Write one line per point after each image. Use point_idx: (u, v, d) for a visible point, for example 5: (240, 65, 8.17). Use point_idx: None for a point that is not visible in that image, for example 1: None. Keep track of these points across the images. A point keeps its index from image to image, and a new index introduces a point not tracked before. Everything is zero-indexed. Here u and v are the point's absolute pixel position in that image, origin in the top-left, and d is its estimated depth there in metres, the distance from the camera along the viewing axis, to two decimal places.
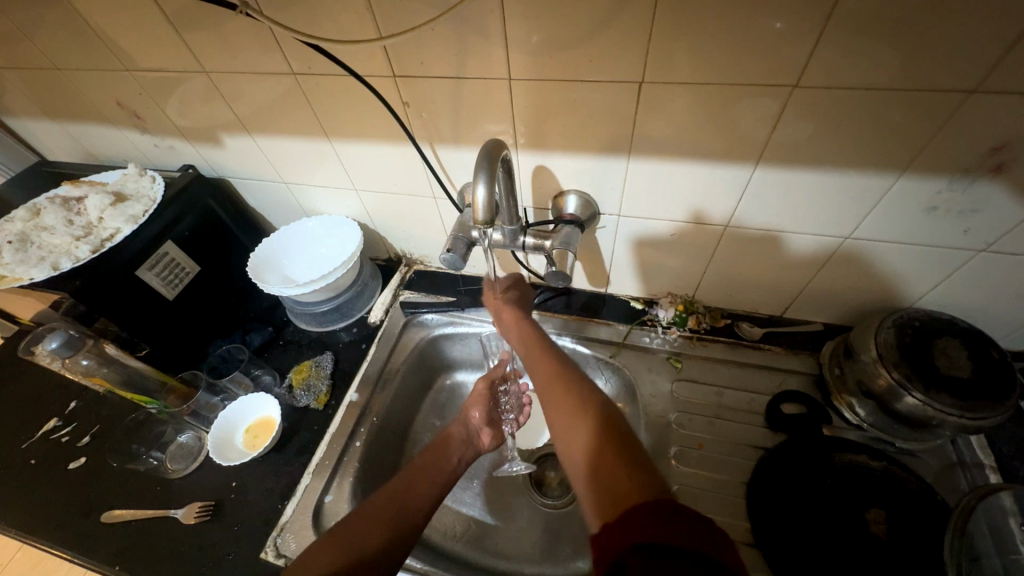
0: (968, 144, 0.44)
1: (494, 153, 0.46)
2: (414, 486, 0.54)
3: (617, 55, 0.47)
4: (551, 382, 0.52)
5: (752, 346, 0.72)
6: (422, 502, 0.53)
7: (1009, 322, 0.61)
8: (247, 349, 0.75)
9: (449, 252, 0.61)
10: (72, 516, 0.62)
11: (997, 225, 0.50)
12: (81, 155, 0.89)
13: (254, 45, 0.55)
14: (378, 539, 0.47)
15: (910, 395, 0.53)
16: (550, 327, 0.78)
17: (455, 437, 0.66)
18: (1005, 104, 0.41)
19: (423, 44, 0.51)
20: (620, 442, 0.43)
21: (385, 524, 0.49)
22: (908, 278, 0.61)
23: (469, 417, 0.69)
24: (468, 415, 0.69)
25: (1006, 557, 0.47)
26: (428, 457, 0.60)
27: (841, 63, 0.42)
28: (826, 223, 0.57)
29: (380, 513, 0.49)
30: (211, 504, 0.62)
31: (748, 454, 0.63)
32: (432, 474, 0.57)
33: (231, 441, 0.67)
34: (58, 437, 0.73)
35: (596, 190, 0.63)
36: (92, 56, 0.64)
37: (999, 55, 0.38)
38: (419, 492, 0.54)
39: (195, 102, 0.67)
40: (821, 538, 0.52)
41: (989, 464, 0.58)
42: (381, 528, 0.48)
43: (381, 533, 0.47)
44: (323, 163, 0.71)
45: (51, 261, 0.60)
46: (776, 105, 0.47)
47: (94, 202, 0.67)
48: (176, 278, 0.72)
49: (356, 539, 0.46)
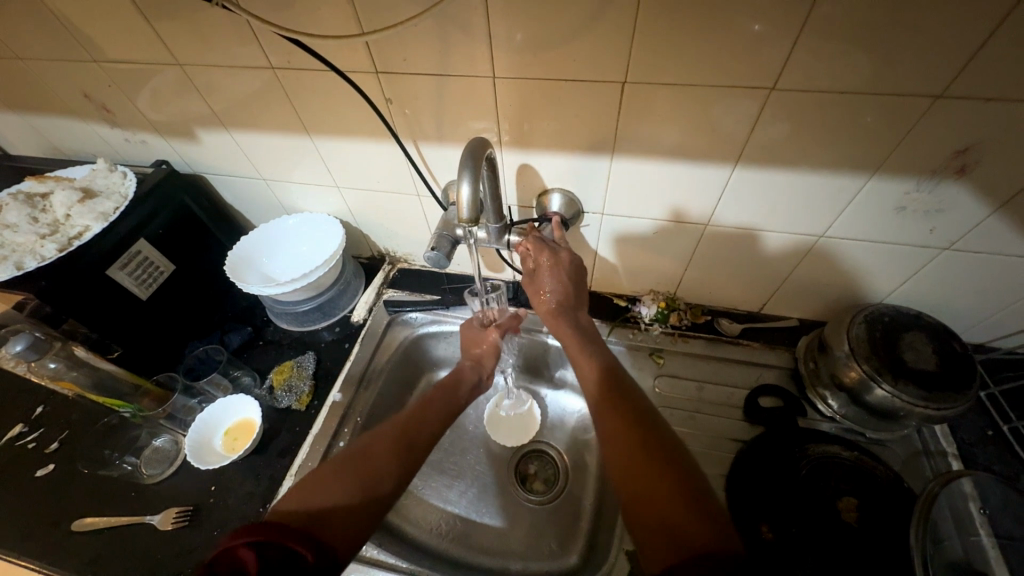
0: (935, 147, 0.46)
1: (479, 151, 0.45)
2: (413, 425, 0.56)
3: (600, 56, 0.47)
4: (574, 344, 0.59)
5: (731, 342, 0.74)
6: (420, 438, 0.55)
7: (972, 317, 0.64)
8: (225, 350, 0.74)
9: (434, 250, 0.60)
10: (41, 525, 0.60)
11: (961, 224, 0.53)
12: (46, 149, 0.86)
13: (231, 37, 0.54)
14: (386, 485, 0.49)
15: (880, 387, 0.56)
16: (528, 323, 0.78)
17: (466, 381, 0.66)
18: (968, 109, 0.43)
19: (406, 40, 0.50)
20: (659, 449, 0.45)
21: (386, 460, 0.50)
22: (878, 275, 0.63)
23: (485, 366, 0.69)
24: (484, 362, 0.69)
25: (967, 540, 0.51)
26: (429, 399, 0.61)
27: (817, 67, 0.43)
28: (801, 221, 0.58)
29: (379, 454, 0.51)
30: (189, 508, 0.60)
31: (727, 447, 0.64)
32: (430, 413, 0.58)
33: (209, 444, 0.66)
34: (23, 443, 0.70)
35: (580, 189, 0.63)
36: (57, 45, 0.62)
37: (964, 62, 0.40)
38: (411, 429, 0.55)
39: (168, 96, 0.65)
40: (797, 526, 0.54)
41: (952, 451, 0.61)
42: (387, 465, 0.50)
43: (387, 473, 0.49)
44: (304, 160, 0.70)
45: (15, 261, 0.57)
46: (754, 107, 0.48)
47: (61, 199, 0.65)
48: (150, 278, 0.70)
49: (364, 480, 0.48)
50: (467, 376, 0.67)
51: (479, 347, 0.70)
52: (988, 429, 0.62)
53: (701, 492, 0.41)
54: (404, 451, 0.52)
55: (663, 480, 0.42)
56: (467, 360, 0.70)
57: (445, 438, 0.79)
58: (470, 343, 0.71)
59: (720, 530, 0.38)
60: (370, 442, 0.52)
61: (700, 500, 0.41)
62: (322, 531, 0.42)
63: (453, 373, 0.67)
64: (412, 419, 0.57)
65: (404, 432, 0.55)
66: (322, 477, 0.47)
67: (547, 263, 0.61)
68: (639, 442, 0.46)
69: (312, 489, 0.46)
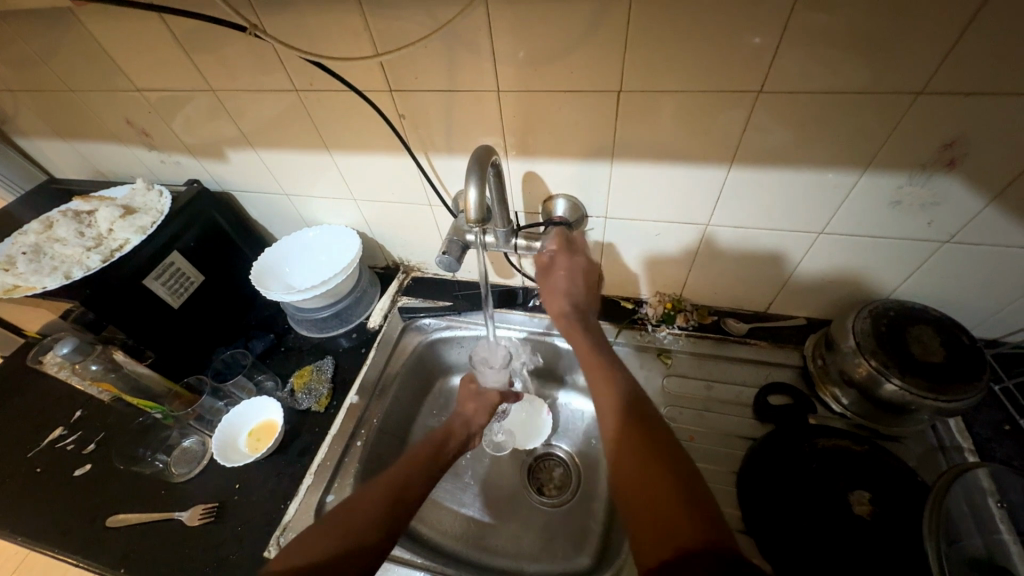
0: (922, 141, 0.48)
1: (484, 157, 0.49)
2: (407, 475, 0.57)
3: (595, 66, 0.50)
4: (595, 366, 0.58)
5: (739, 341, 0.75)
6: (409, 482, 0.57)
7: (978, 310, 0.65)
8: (250, 354, 0.78)
9: (445, 254, 0.63)
10: (78, 521, 0.64)
11: (958, 216, 0.54)
12: (90, 172, 0.93)
13: (259, 65, 0.59)
14: (370, 537, 0.49)
15: (889, 381, 0.56)
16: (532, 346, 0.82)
17: (455, 437, 0.67)
18: (949, 105, 0.45)
19: (417, 61, 0.55)
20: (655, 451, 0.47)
21: (372, 511, 0.52)
22: (881, 271, 0.64)
23: (473, 422, 0.71)
24: (472, 419, 0.71)
25: (987, 538, 0.49)
26: (419, 455, 0.61)
27: (801, 69, 0.46)
28: (801, 218, 0.60)
29: (362, 504, 0.52)
30: (215, 505, 0.63)
31: (735, 444, 0.65)
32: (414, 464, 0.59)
33: (234, 444, 0.69)
34: (63, 445, 0.74)
35: (582, 193, 0.66)
36: (106, 77, 0.68)
37: (940, 59, 0.42)
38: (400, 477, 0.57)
39: (201, 119, 0.71)
40: (808, 520, 0.53)
41: (968, 446, 0.60)
42: (373, 512, 0.51)
43: (372, 526, 0.50)
44: (324, 175, 0.74)
45: (64, 271, 0.62)
46: (744, 110, 0.50)
47: (104, 215, 0.71)
48: (181, 287, 0.75)
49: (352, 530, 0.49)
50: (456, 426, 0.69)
51: (472, 404, 0.73)
52: (1005, 424, 0.62)
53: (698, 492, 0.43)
54: (394, 501, 0.53)
55: (659, 484, 0.44)
56: (457, 415, 0.71)
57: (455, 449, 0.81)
58: (465, 399, 0.74)
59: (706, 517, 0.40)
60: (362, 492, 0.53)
61: (694, 495, 0.42)
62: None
63: (443, 427, 0.68)
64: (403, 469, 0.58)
65: (399, 482, 0.56)
66: (316, 531, 0.49)
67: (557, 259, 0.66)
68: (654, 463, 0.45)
69: (303, 542, 0.48)
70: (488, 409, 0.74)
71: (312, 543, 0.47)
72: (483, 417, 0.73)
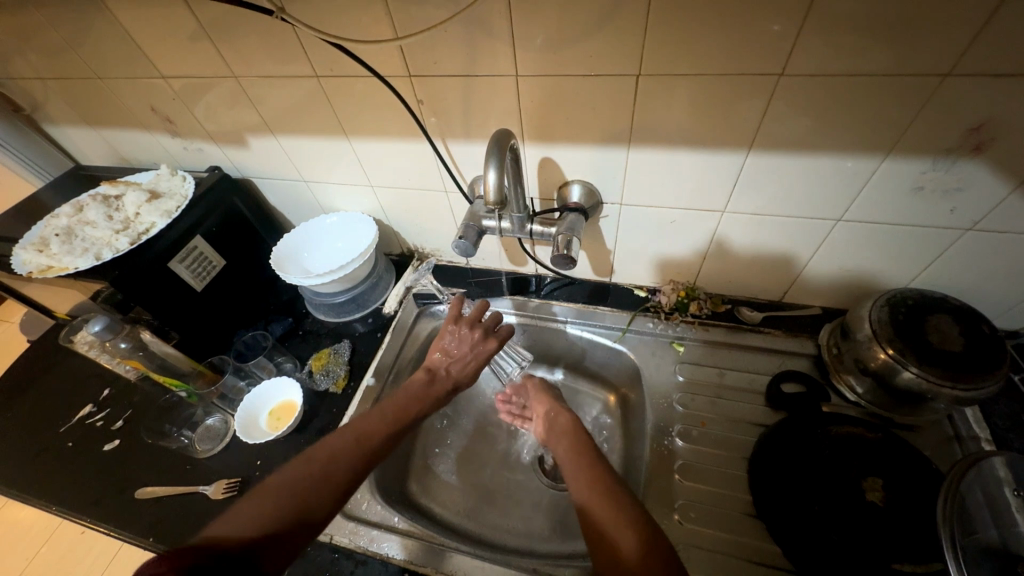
0: (948, 126, 0.48)
1: (503, 141, 0.50)
2: (363, 451, 0.55)
3: (614, 50, 0.50)
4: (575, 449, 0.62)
5: (753, 329, 0.75)
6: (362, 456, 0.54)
7: (1001, 300, 0.64)
8: (270, 336, 0.80)
9: (461, 239, 0.64)
10: (109, 493, 0.67)
11: (983, 203, 0.53)
12: (114, 159, 0.95)
13: (282, 50, 0.60)
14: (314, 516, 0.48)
15: (907, 369, 0.55)
16: (548, 337, 0.84)
17: (441, 390, 0.66)
18: (978, 87, 0.44)
19: (435, 45, 0.55)
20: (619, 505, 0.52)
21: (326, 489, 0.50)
22: (898, 260, 0.63)
23: (460, 384, 0.68)
24: (460, 381, 0.68)
25: (1004, 527, 0.47)
26: (413, 388, 0.64)
27: (826, 52, 0.45)
28: (818, 205, 0.59)
29: (303, 480, 0.50)
30: (238, 480, 0.65)
31: (748, 431, 0.66)
32: (367, 431, 0.56)
33: (255, 421, 0.71)
34: (92, 421, 0.77)
35: (598, 180, 0.66)
36: (133, 65, 0.70)
37: (969, 40, 0.41)
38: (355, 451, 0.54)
39: (223, 106, 0.72)
40: (820, 505, 0.52)
41: (986, 436, 0.60)
42: (321, 488, 0.50)
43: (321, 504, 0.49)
44: (342, 161, 0.76)
45: (94, 252, 0.64)
46: (765, 94, 0.50)
47: (131, 199, 0.73)
48: (204, 270, 0.77)
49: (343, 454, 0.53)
50: (440, 377, 0.67)
51: (466, 362, 0.68)
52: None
53: (654, 538, 0.48)
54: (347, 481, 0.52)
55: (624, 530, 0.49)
56: (449, 369, 0.68)
57: (450, 435, 0.82)
58: (462, 350, 0.69)
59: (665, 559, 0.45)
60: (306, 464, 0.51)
61: (656, 542, 0.47)
62: (257, 559, 0.44)
63: (426, 382, 0.66)
64: (353, 438, 0.55)
65: (360, 457, 0.54)
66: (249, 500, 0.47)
67: (556, 250, 0.63)
68: (641, 533, 0.49)
69: (236, 514, 0.46)
70: (475, 371, 0.69)
71: (246, 517, 0.46)
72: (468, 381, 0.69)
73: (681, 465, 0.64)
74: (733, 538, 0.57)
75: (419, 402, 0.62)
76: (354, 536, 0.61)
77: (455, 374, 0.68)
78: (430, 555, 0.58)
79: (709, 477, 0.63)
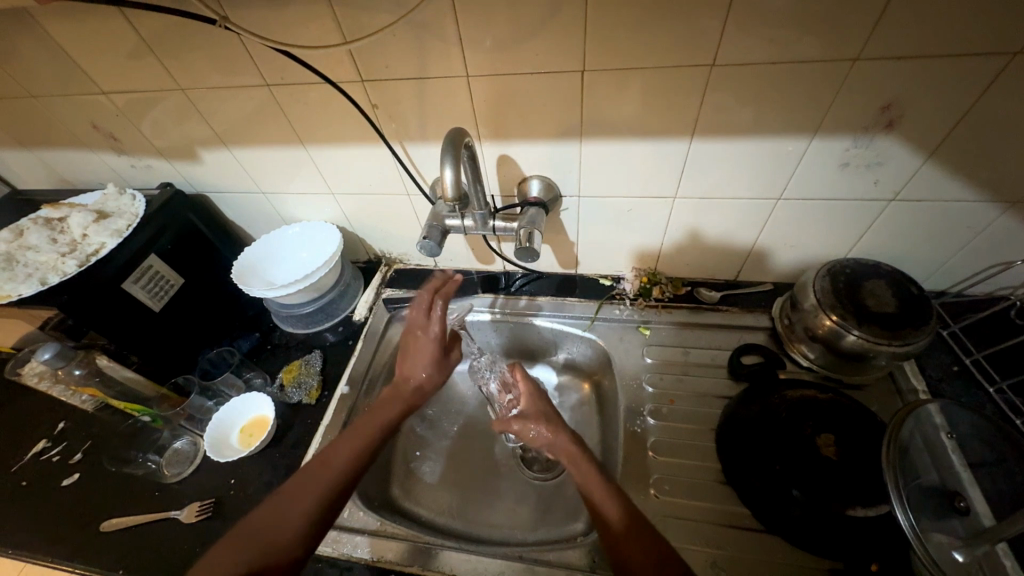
0: (864, 106, 0.52)
1: (458, 139, 0.51)
2: (333, 477, 0.55)
3: (558, 48, 0.53)
4: (572, 453, 0.59)
5: (712, 308, 0.79)
6: (331, 483, 0.55)
7: (927, 263, 0.70)
8: (237, 352, 0.79)
9: (426, 239, 0.64)
10: (72, 529, 0.63)
11: (900, 174, 0.58)
12: (55, 182, 0.91)
13: (229, 60, 0.60)
14: (287, 552, 0.49)
15: (851, 333, 0.60)
16: (523, 334, 0.86)
17: (401, 392, 0.67)
18: (885, 69, 0.49)
19: (385, 50, 0.56)
20: (607, 485, 0.55)
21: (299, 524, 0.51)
22: (836, 233, 0.68)
23: (423, 379, 0.69)
24: (420, 378, 0.69)
25: (943, 472, 0.52)
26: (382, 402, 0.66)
27: (751, 42, 0.49)
28: (761, 185, 0.64)
29: (273, 521, 0.50)
30: (211, 501, 0.63)
31: (713, 403, 0.69)
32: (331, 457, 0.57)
33: (226, 440, 0.70)
34: (48, 457, 0.73)
35: (555, 174, 0.68)
36: (70, 82, 0.67)
37: (872, 27, 0.46)
38: (321, 480, 0.55)
39: (171, 120, 0.70)
40: (781, 464, 0.55)
41: (923, 388, 0.65)
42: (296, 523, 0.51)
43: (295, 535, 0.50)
44: (300, 170, 0.75)
45: (40, 277, 0.61)
46: (700, 83, 0.53)
47: (77, 220, 0.70)
48: (161, 290, 0.74)
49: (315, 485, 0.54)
50: (401, 386, 0.68)
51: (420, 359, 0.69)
52: (954, 365, 0.67)
53: (636, 513, 0.52)
54: (319, 509, 0.53)
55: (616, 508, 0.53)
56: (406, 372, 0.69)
57: (432, 437, 0.82)
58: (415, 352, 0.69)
59: (651, 531, 0.51)
60: (275, 501, 0.52)
61: (637, 517, 0.52)
62: None
63: (392, 392, 0.67)
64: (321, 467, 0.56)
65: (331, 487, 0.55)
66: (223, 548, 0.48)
67: (520, 244, 0.65)
68: (622, 505, 0.53)
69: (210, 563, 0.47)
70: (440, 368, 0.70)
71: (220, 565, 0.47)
72: (428, 373, 0.69)
73: (654, 442, 0.67)
74: (707, 505, 0.61)
75: (387, 414, 0.64)
76: (337, 544, 0.60)
77: (413, 376, 0.69)
78: (415, 554, 0.58)
79: (681, 450, 0.66)
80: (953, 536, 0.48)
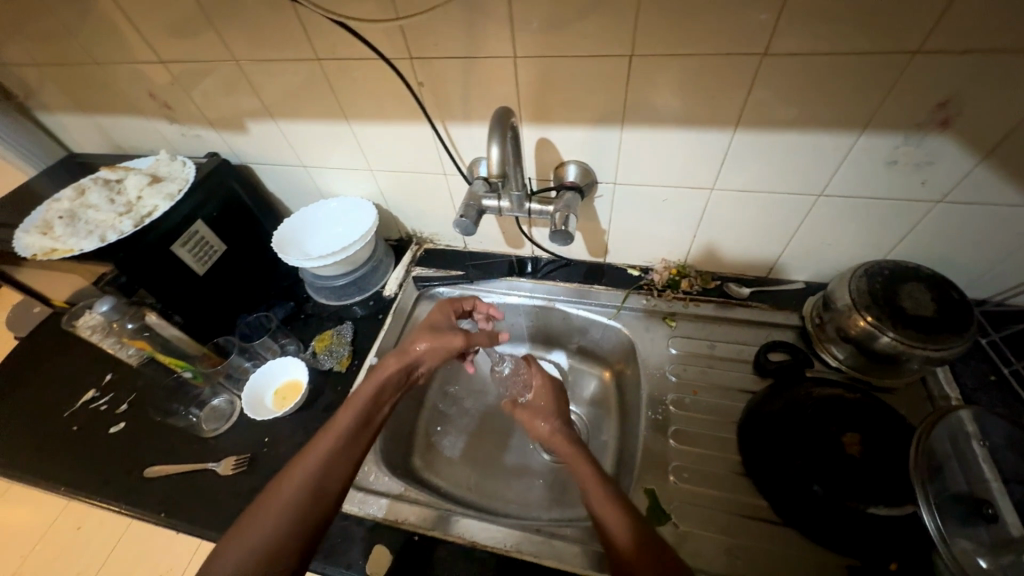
0: (918, 102, 0.51)
1: (505, 117, 0.52)
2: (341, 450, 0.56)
3: (607, 31, 0.53)
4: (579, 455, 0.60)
5: (740, 303, 0.78)
6: (334, 463, 0.55)
7: (970, 270, 0.68)
8: (274, 318, 0.82)
9: (462, 218, 0.65)
10: (119, 473, 0.68)
11: (950, 175, 0.57)
12: (109, 147, 0.95)
13: (282, 33, 0.61)
14: (304, 528, 0.49)
15: (886, 335, 0.59)
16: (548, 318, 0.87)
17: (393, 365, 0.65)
18: (946, 64, 0.47)
19: (435, 27, 0.57)
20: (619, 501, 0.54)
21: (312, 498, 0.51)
22: (876, 233, 0.67)
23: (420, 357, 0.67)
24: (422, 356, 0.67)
25: (973, 481, 0.51)
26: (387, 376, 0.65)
27: (806, 32, 0.48)
28: (803, 180, 0.63)
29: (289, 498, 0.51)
30: (246, 456, 0.67)
31: (737, 397, 0.70)
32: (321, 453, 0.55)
33: (261, 400, 0.73)
34: (96, 406, 0.77)
35: (593, 160, 0.69)
36: (131, 50, 0.70)
37: (936, 19, 0.45)
38: (326, 461, 0.54)
39: (222, 90, 0.73)
40: (803, 459, 0.55)
41: (956, 395, 0.64)
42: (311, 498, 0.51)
43: (296, 539, 0.49)
44: (341, 145, 0.77)
45: (99, 234, 0.66)
46: (749, 73, 0.53)
47: (133, 182, 0.74)
48: (206, 255, 0.78)
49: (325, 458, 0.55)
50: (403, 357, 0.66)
51: (428, 336, 0.68)
52: (990, 374, 0.66)
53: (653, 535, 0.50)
54: (324, 489, 0.52)
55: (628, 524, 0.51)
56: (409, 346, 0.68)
57: (454, 413, 0.85)
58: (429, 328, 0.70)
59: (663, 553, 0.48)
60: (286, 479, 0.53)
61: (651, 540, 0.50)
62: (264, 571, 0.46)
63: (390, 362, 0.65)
64: (325, 448, 0.56)
65: (342, 460, 0.55)
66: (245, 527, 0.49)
67: (554, 227, 0.65)
68: (631, 521, 0.51)
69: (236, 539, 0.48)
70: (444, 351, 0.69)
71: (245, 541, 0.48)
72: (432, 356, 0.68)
73: (675, 431, 0.68)
74: (726, 496, 0.61)
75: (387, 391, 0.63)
76: (363, 505, 0.63)
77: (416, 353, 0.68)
78: (436, 520, 0.61)
79: (702, 441, 0.66)
80: (980, 543, 0.48)
